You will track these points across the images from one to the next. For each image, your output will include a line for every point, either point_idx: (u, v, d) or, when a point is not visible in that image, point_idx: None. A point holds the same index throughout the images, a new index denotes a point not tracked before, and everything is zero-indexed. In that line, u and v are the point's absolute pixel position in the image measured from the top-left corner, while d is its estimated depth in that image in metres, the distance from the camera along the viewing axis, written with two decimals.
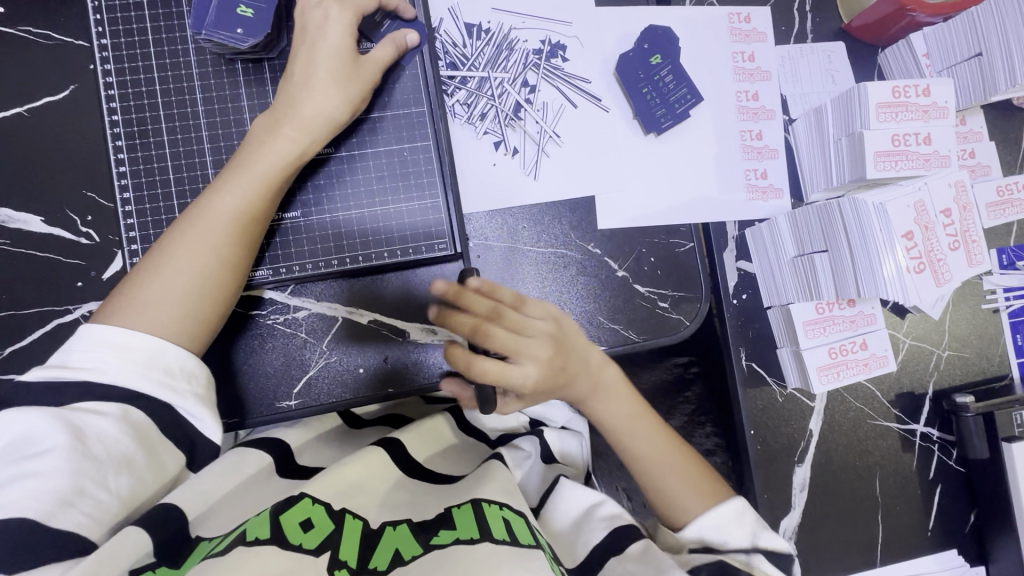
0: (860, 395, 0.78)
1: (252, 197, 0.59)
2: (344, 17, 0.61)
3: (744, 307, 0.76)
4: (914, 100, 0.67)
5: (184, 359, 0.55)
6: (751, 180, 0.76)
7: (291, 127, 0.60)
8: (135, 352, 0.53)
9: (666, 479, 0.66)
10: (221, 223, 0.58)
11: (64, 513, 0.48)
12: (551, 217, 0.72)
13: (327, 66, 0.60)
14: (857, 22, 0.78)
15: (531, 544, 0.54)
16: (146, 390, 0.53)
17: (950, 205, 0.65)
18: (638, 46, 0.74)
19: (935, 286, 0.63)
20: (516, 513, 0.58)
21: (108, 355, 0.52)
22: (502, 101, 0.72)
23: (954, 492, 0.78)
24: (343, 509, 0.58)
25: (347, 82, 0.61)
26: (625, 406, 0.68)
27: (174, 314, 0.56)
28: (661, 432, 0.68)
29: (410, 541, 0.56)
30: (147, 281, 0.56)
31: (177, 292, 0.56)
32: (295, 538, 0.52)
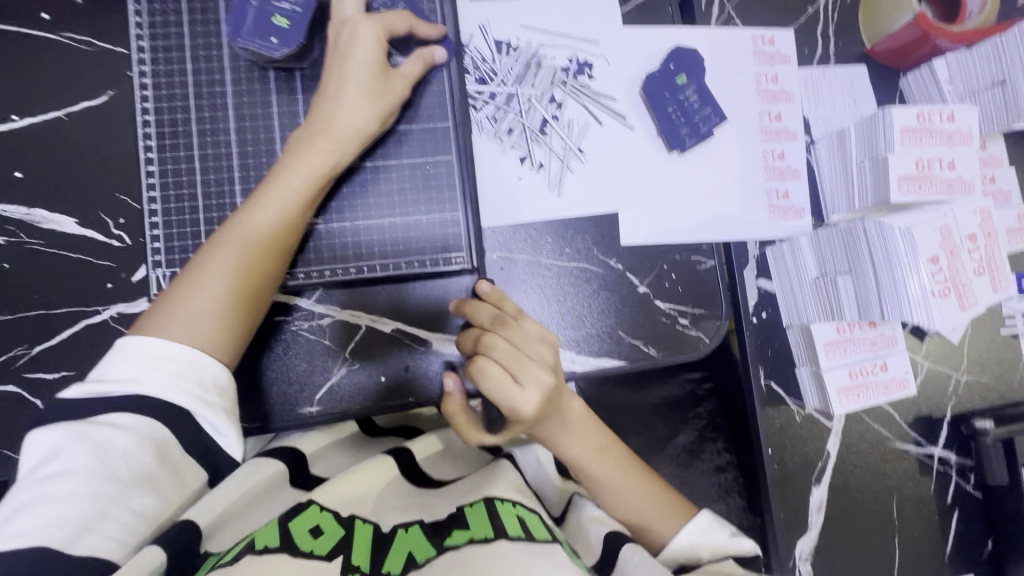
0: (878, 417, 0.78)
1: (288, 210, 0.59)
2: (372, 31, 0.61)
3: (763, 325, 0.76)
4: (937, 126, 0.67)
5: (218, 371, 0.55)
6: (772, 200, 0.77)
7: (325, 141, 0.60)
8: (172, 363, 0.53)
9: (642, 510, 0.66)
10: (259, 236, 0.58)
11: (83, 537, 0.47)
12: (574, 231, 0.73)
13: (361, 80, 0.61)
14: (879, 47, 0.79)
15: (548, 539, 0.57)
16: (177, 403, 0.53)
17: (975, 231, 0.66)
18: (663, 66, 0.75)
19: (960, 311, 0.63)
20: (529, 510, 0.60)
21: (146, 366, 0.52)
22: (528, 117, 0.73)
23: (973, 517, 0.78)
24: (354, 515, 0.58)
25: (379, 96, 0.62)
26: (591, 438, 0.68)
27: (214, 325, 0.56)
28: (625, 459, 0.69)
29: (422, 543, 0.57)
30: (183, 294, 0.56)
31: (213, 304, 0.56)
32: (307, 544, 0.53)
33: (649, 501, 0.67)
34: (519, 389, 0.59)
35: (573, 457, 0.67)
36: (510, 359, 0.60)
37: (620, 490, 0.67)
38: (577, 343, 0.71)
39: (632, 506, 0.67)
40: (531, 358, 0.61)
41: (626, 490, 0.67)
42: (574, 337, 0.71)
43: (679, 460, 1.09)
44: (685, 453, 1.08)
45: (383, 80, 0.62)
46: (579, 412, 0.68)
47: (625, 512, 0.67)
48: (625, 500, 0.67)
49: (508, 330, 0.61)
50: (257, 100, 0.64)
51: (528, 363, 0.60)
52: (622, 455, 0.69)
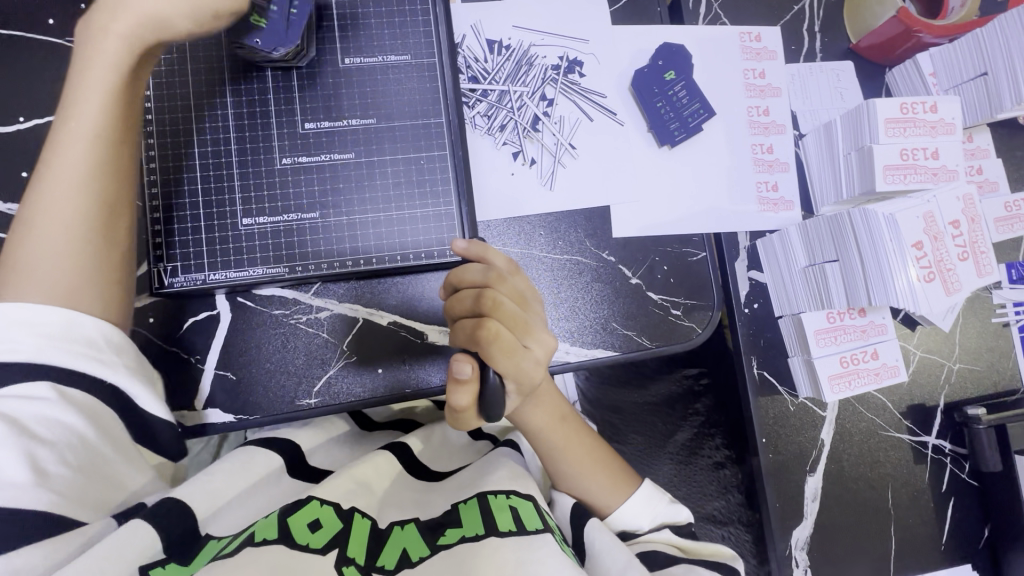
0: (870, 406, 0.78)
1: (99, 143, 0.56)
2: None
3: (755, 316, 0.78)
4: (921, 117, 0.69)
5: (105, 331, 0.54)
6: (762, 192, 0.78)
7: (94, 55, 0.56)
8: (45, 326, 0.51)
9: (591, 479, 0.67)
10: (84, 172, 0.56)
11: (35, 494, 0.48)
12: (567, 225, 0.74)
13: (156, 2, 0.55)
14: (865, 42, 0.81)
15: (539, 529, 0.57)
16: (72, 368, 0.52)
17: (958, 217, 0.67)
18: (652, 63, 0.77)
19: (944, 295, 0.65)
20: (522, 499, 0.60)
21: (16, 334, 0.50)
22: (520, 114, 0.75)
23: (969, 506, 0.78)
24: (352, 508, 0.58)
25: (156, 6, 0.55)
26: (552, 406, 0.67)
27: (71, 283, 0.54)
28: (579, 429, 0.70)
29: (417, 541, 0.57)
30: (19, 246, 0.55)
31: (56, 249, 0.55)
32: (303, 538, 0.53)
33: (599, 471, 0.68)
34: (526, 351, 0.58)
35: (535, 426, 0.66)
36: (517, 322, 0.58)
37: (573, 462, 0.67)
38: (571, 334, 0.72)
39: (582, 477, 0.68)
40: (532, 320, 0.60)
41: (578, 461, 0.67)
42: (569, 328, 0.72)
43: (678, 458, 1.09)
44: (683, 450, 1.08)
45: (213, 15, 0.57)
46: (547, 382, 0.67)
47: (573, 481, 0.68)
48: (577, 471, 0.67)
49: (507, 291, 0.60)
50: (255, 100, 0.66)
51: (533, 326, 0.59)
52: (579, 428, 0.70)
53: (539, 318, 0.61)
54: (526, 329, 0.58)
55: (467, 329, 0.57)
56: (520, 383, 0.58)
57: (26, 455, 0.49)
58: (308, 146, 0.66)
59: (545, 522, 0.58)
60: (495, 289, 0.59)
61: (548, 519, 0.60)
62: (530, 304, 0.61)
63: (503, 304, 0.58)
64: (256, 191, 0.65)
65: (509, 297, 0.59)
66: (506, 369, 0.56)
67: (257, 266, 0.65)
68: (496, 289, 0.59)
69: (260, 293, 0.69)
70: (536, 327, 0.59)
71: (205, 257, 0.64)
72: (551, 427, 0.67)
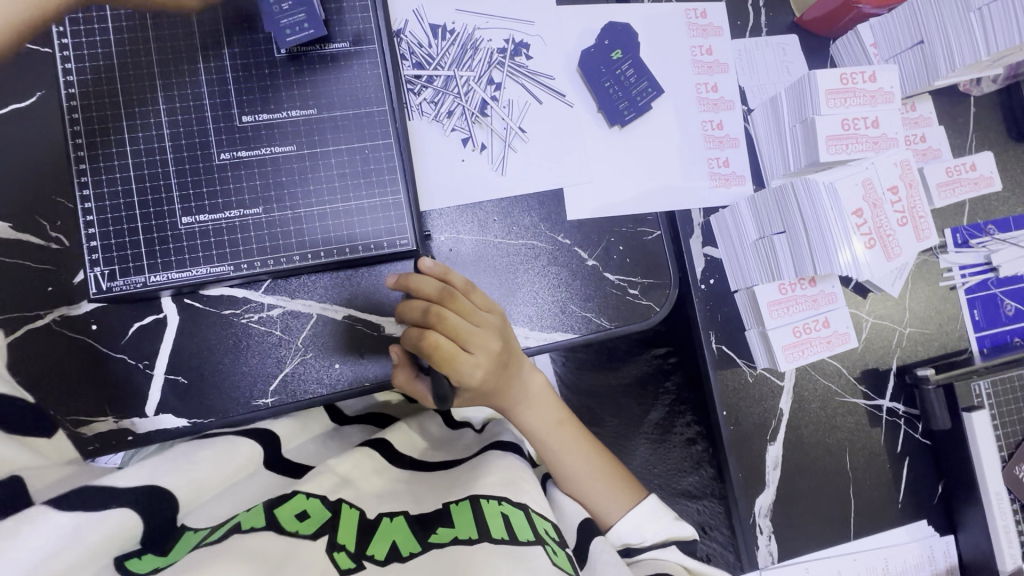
0: (827, 372, 0.80)
1: None
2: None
3: (712, 291, 0.79)
4: (861, 86, 0.70)
5: None
6: (713, 168, 0.79)
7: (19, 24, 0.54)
8: None
9: (595, 487, 0.69)
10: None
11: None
12: (520, 209, 0.74)
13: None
14: (808, 15, 0.82)
15: (531, 540, 0.55)
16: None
17: (897, 183, 0.68)
18: (599, 43, 0.77)
19: (885, 260, 0.66)
20: (515, 507, 0.58)
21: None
22: (468, 99, 0.74)
23: (923, 463, 0.81)
24: (339, 501, 0.57)
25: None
26: (550, 413, 0.71)
27: None
28: (583, 439, 0.71)
29: (408, 536, 0.56)
30: None
31: None
32: (291, 527, 0.53)
33: (603, 481, 0.70)
34: (467, 356, 0.61)
35: (531, 428, 0.70)
36: (459, 332, 0.61)
37: (572, 466, 0.69)
38: (530, 319, 0.72)
39: (584, 482, 0.69)
40: (478, 330, 0.62)
41: (580, 470, 0.69)
42: (528, 314, 0.72)
43: (652, 437, 1.10)
44: (657, 428, 1.09)
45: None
46: (542, 388, 0.71)
47: (575, 489, 0.69)
48: (578, 477, 0.69)
49: (459, 308, 0.61)
50: (188, 93, 0.63)
51: (475, 333, 0.62)
52: (582, 437, 0.72)
53: (492, 327, 0.63)
54: (467, 337, 0.61)
55: (410, 338, 0.60)
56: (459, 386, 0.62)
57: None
58: (247, 140, 0.64)
59: (538, 534, 0.57)
60: (445, 306, 0.61)
61: (541, 525, 0.59)
62: (485, 319, 0.62)
63: (450, 319, 0.61)
64: (194, 190, 0.63)
65: (459, 313, 0.61)
66: (449, 373, 0.61)
67: (201, 265, 0.63)
68: (449, 306, 0.61)
69: (209, 293, 0.67)
70: (480, 336, 0.62)
71: (146, 259, 0.62)
72: (549, 436, 0.70)
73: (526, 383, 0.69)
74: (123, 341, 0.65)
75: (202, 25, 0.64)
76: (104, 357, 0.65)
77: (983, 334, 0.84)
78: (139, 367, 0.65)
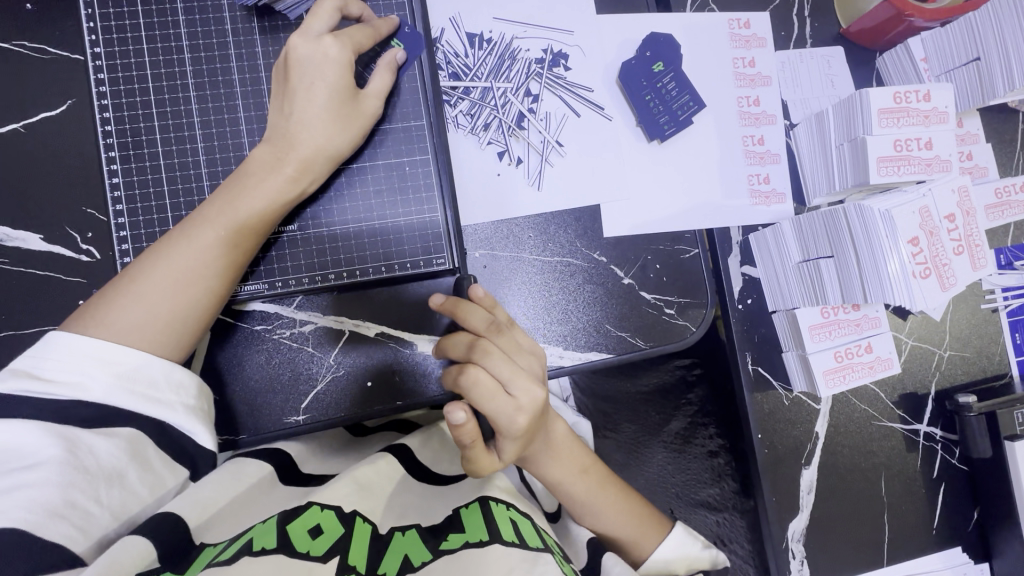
0: (865, 397, 0.78)
1: (251, 219, 0.57)
2: (344, 55, 0.59)
3: (749, 311, 0.77)
4: (915, 106, 0.68)
5: (167, 370, 0.53)
6: (754, 185, 0.76)
7: (291, 166, 0.59)
8: (121, 366, 0.51)
9: (620, 523, 0.67)
10: (244, 214, 0.57)
11: (53, 523, 0.46)
12: (557, 226, 0.72)
13: (327, 104, 0.59)
14: (855, 27, 0.79)
15: (541, 546, 0.54)
16: (127, 405, 0.51)
17: (954, 211, 0.66)
18: (640, 54, 0.74)
19: (941, 291, 0.64)
20: (522, 514, 0.59)
21: (95, 370, 0.50)
22: (505, 111, 0.72)
23: (959, 490, 0.79)
24: (353, 512, 0.54)
25: (347, 121, 0.60)
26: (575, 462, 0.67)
27: (149, 334, 0.53)
28: (609, 482, 0.69)
29: (419, 546, 0.54)
30: (124, 301, 0.53)
31: (154, 310, 0.54)
32: (302, 545, 0.48)
33: (623, 513, 0.68)
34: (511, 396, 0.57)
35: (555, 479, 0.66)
36: (502, 366, 0.57)
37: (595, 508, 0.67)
38: (565, 339, 0.70)
39: (607, 520, 0.67)
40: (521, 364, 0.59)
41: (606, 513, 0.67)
42: (562, 333, 0.70)
43: (671, 446, 1.07)
44: (677, 438, 1.07)
45: (353, 106, 0.60)
46: (562, 436, 0.67)
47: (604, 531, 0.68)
48: (599, 517, 0.67)
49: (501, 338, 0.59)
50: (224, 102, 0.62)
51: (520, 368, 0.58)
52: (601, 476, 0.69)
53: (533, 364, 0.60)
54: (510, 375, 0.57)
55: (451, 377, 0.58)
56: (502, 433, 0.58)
57: (42, 472, 0.46)
58: None
59: (547, 541, 0.56)
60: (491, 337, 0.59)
61: (550, 537, 0.58)
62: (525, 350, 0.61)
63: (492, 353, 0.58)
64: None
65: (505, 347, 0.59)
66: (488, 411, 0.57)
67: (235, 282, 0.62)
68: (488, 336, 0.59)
69: (240, 309, 0.65)
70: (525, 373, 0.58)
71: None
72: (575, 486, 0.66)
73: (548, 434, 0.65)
74: None
75: (236, 35, 0.62)
76: None
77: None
78: None
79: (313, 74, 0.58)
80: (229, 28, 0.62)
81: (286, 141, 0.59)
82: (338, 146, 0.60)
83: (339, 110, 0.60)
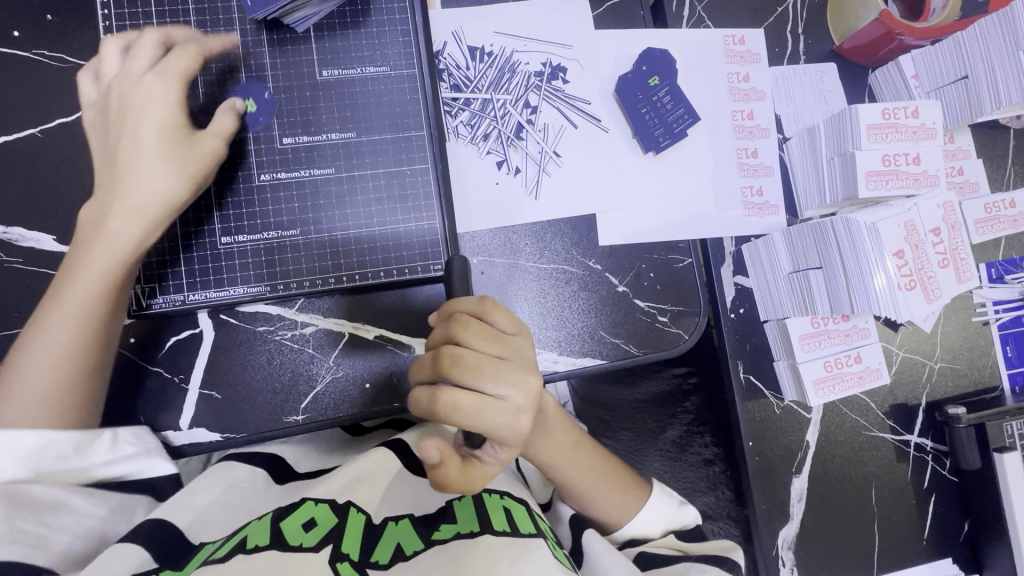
0: (855, 407, 0.79)
1: (100, 268, 0.58)
2: (172, 87, 0.60)
3: (741, 320, 0.78)
4: (903, 122, 0.69)
5: (75, 440, 0.55)
6: (747, 197, 0.78)
7: (122, 212, 0.58)
8: (18, 449, 0.53)
9: (607, 501, 0.68)
10: (96, 270, 0.58)
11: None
12: (553, 234, 0.74)
13: (157, 139, 0.58)
14: (848, 44, 0.81)
15: (532, 532, 0.56)
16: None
17: (939, 224, 0.68)
18: (636, 68, 0.76)
19: (925, 302, 0.66)
20: (515, 501, 0.60)
21: (10, 463, 0.53)
22: (504, 122, 0.74)
23: (949, 501, 0.80)
24: (348, 503, 0.56)
25: (180, 159, 0.59)
26: (567, 439, 0.67)
27: (32, 407, 0.56)
28: (596, 461, 0.69)
29: (411, 535, 0.55)
30: (17, 365, 0.57)
31: (37, 369, 0.57)
32: (296, 538, 0.50)
33: (611, 492, 0.68)
34: (499, 402, 0.54)
35: (547, 460, 0.65)
36: (484, 370, 0.54)
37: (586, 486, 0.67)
38: (559, 344, 0.72)
39: (596, 498, 0.68)
40: (507, 361, 0.56)
41: (590, 489, 0.67)
42: (557, 338, 0.72)
43: (668, 454, 1.07)
44: (673, 447, 1.07)
45: (188, 142, 0.59)
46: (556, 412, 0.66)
47: (586, 506, 0.68)
48: (589, 493, 0.67)
49: (478, 338, 0.55)
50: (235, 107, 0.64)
51: (505, 369, 0.55)
52: (594, 452, 0.70)
53: (523, 357, 0.57)
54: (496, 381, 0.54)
55: (427, 396, 0.54)
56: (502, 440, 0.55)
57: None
58: (288, 162, 0.65)
59: (538, 526, 0.58)
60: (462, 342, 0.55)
61: (542, 523, 0.60)
62: (508, 341, 0.57)
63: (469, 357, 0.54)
64: (193, 218, 0.63)
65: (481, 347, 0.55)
66: (482, 425, 0.53)
67: (238, 284, 0.64)
68: (464, 339, 0.55)
69: (244, 310, 0.67)
70: (514, 372, 0.55)
71: (185, 277, 0.63)
72: (565, 464, 0.66)
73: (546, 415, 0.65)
74: (159, 354, 0.66)
75: (245, 45, 0.64)
76: (139, 369, 0.66)
77: (1014, 371, 0.83)
78: (173, 380, 0.66)
79: (138, 112, 0.59)
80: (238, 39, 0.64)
81: (116, 188, 0.58)
82: (175, 188, 0.59)
83: (171, 143, 0.59)
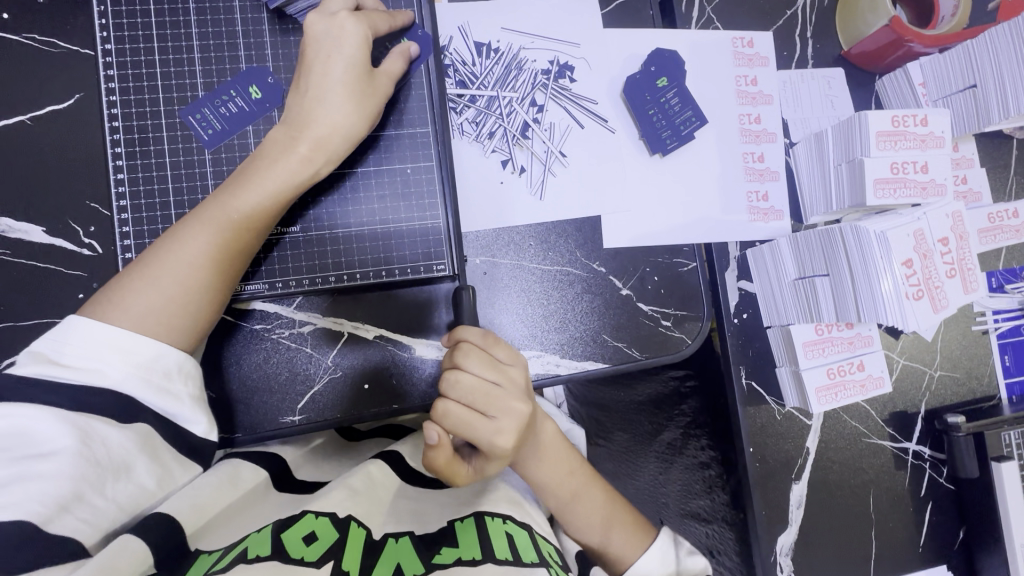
0: (856, 414, 0.79)
1: (256, 207, 0.57)
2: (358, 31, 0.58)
3: (744, 326, 0.78)
4: (912, 130, 0.69)
5: (182, 361, 0.53)
6: (753, 202, 0.77)
7: (303, 145, 0.58)
8: (137, 355, 0.51)
9: (607, 535, 0.67)
10: (266, 190, 0.57)
11: (59, 509, 0.46)
12: (557, 236, 0.73)
13: (344, 78, 0.58)
14: (855, 50, 0.80)
15: (535, 561, 0.54)
16: (140, 397, 0.51)
17: (947, 234, 0.68)
18: (645, 69, 0.75)
19: (932, 313, 0.66)
20: (518, 527, 0.58)
21: (108, 356, 0.50)
22: (510, 120, 0.73)
23: (944, 508, 0.81)
24: (348, 517, 0.54)
25: (364, 99, 0.59)
26: (566, 465, 0.67)
27: (176, 306, 0.54)
28: (597, 489, 0.68)
29: (411, 556, 0.53)
30: (135, 290, 0.53)
31: (174, 297, 0.54)
32: (296, 552, 0.49)
33: (612, 526, 0.67)
34: (487, 422, 0.56)
35: (547, 483, 0.66)
36: (477, 395, 0.56)
37: (583, 517, 0.67)
38: (561, 347, 0.71)
39: (597, 530, 0.67)
40: (502, 389, 0.57)
41: (591, 518, 0.67)
42: (559, 341, 0.71)
43: (663, 457, 1.06)
44: (669, 449, 1.06)
45: (368, 84, 0.59)
46: (553, 438, 0.67)
47: (589, 536, 0.67)
48: (586, 525, 0.67)
49: (479, 364, 0.56)
50: (241, 92, 0.62)
51: (498, 396, 0.56)
52: (594, 482, 0.69)
53: (519, 385, 0.58)
54: (489, 404, 0.56)
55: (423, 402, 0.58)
56: (485, 454, 0.57)
57: (56, 462, 0.46)
58: None
59: (542, 556, 0.55)
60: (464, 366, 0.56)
61: (546, 548, 0.58)
62: (506, 370, 0.57)
63: (465, 380, 0.56)
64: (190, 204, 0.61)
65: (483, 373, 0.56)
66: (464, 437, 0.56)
67: None
68: (463, 364, 0.56)
69: (240, 307, 0.66)
70: (506, 400, 0.56)
71: None
72: (567, 489, 0.66)
73: (542, 441, 0.66)
74: None
75: (246, 34, 0.63)
76: None
77: (1012, 380, 0.83)
78: None
79: (329, 48, 0.58)
80: (239, 28, 0.62)
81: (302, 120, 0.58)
82: (355, 126, 0.59)
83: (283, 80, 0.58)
